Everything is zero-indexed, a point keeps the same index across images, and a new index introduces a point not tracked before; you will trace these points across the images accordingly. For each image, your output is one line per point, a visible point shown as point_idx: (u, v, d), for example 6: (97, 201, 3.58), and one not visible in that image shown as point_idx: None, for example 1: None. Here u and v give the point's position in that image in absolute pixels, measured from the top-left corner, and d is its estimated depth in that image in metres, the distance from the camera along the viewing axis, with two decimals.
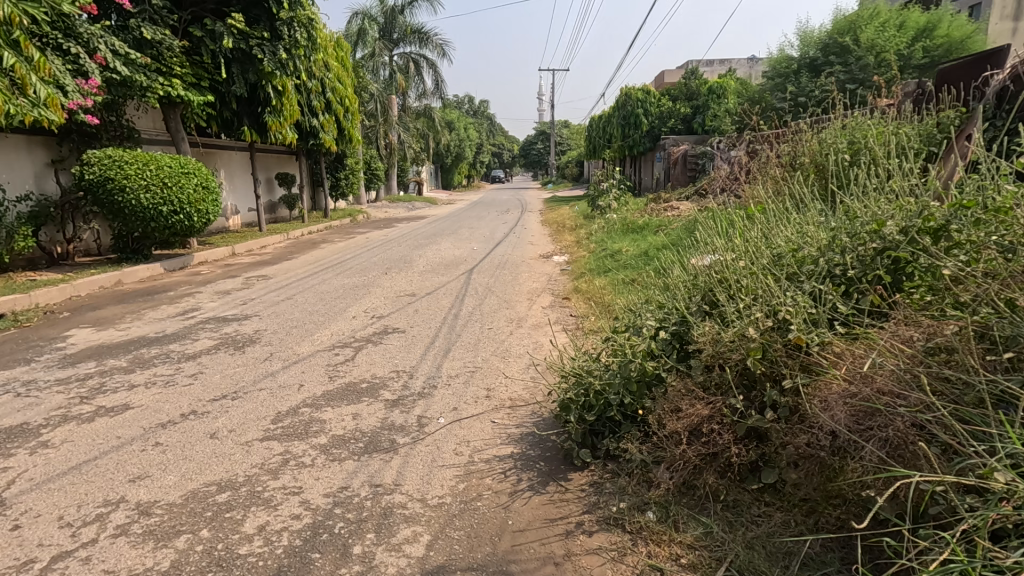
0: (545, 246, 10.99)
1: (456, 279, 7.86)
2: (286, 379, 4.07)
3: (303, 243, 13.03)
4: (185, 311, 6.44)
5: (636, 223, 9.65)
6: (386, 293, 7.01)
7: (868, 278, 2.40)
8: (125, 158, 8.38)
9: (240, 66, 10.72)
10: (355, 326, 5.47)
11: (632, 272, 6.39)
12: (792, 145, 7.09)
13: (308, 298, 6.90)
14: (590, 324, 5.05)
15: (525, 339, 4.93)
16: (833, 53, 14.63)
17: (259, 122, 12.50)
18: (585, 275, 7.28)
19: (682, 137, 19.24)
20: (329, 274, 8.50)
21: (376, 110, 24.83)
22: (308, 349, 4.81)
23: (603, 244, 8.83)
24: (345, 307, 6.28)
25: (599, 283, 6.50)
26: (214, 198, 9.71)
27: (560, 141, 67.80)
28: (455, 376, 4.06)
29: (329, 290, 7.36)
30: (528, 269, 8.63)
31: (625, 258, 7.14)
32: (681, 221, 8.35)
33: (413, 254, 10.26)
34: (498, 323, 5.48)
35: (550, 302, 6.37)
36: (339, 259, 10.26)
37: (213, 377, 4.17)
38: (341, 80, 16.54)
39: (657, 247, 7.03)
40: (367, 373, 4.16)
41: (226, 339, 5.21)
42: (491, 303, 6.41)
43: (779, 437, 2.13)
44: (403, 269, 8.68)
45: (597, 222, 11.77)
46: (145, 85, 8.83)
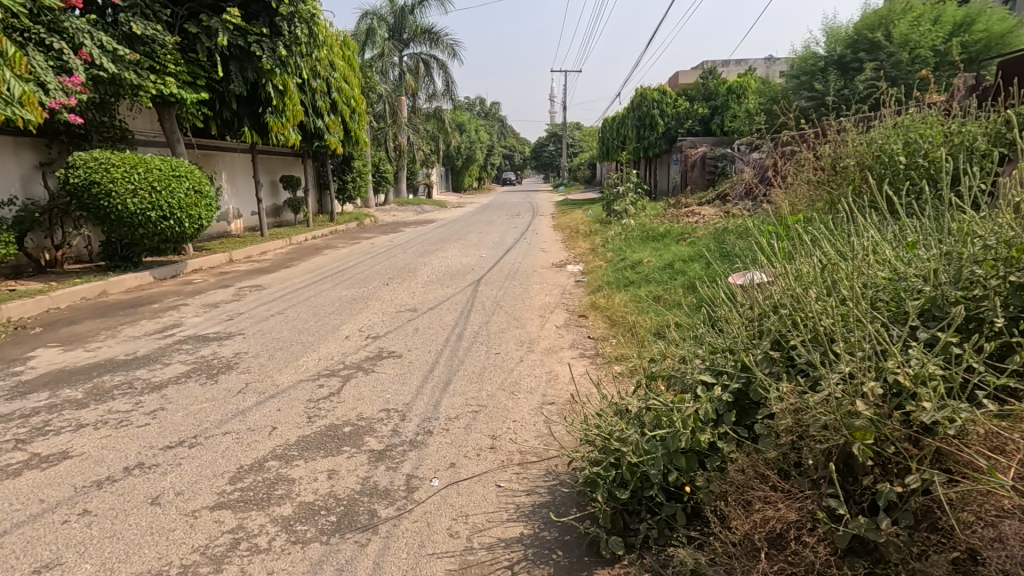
0: (557, 254, 10.35)
1: (461, 291, 7.25)
2: (258, 419, 3.48)
3: (306, 249, 12.53)
4: (166, 328, 5.89)
5: (656, 230, 8.97)
6: (386, 308, 6.41)
7: (1009, 325, 1.75)
8: (111, 161, 7.90)
9: (238, 63, 10.28)
10: (347, 350, 4.88)
11: (656, 288, 5.75)
12: (833, 146, 6.40)
13: (300, 313, 6.32)
14: (614, 352, 4.43)
15: (538, 368, 4.32)
16: (862, 50, 13.85)
17: (260, 123, 12.07)
18: (603, 289, 6.64)
19: (701, 139, 18.49)
20: (327, 285, 7.94)
21: (384, 111, 24.36)
22: (290, 378, 4.21)
23: (621, 254, 8.17)
24: (338, 325, 5.69)
25: (620, 300, 5.87)
26: (209, 202, 9.18)
27: (572, 144, 67.24)
28: (456, 417, 3.44)
29: (324, 304, 6.77)
30: (540, 280, 7.99)
31: (648, 271, 6.50)
32: (708, 229, 7.68)
33: (417, 263, 9.69)
34: (508, 346, 4.87)
35: (566, 320, 5.75)
36: (340, 267, 9.71)
37: (174, 415, 3.58)
38: (348, 80, 16.09)
39: (684, 260, 6.38)
40: (352, 412, 3.56)
41: (202, 363, 4.64)
42: (500, 320, 5.79)
43: (902, 559, 1.51)
44: (407, 280, 8.09)
45: (613, 228, 11.11)
46: (135, 83, 8.33)
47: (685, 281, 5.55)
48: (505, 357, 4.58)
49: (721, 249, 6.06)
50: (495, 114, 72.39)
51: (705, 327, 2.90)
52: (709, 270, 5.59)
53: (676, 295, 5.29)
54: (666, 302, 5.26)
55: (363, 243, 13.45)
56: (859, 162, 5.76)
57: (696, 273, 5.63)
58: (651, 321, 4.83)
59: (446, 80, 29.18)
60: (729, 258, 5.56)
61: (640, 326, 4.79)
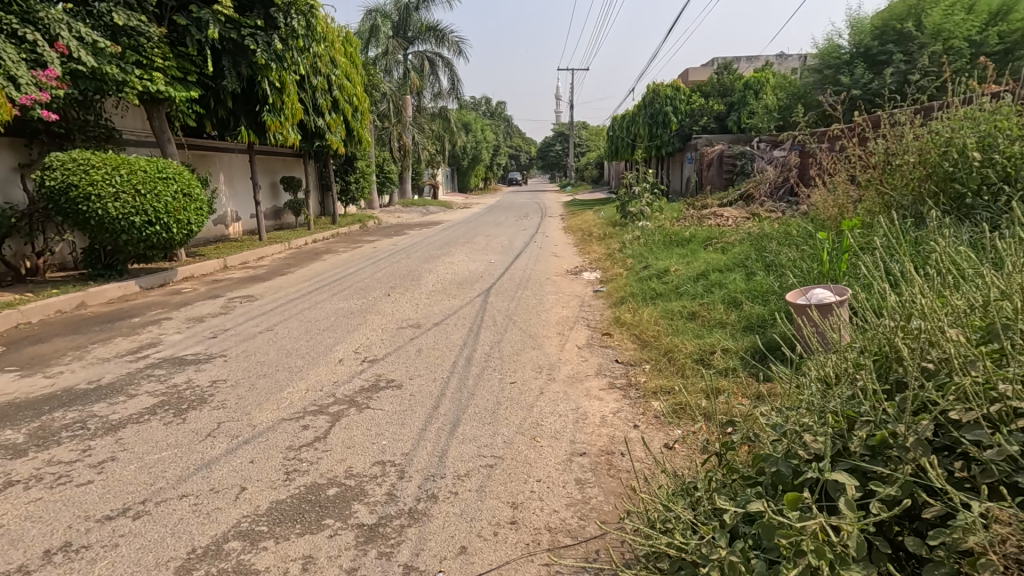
0: (571, 260, 9.67)
1: (469, 303, 6.62)
2: (225, 476, 2.84)
3: (305, 253, 11.93)
4: (140, 348, 5.26)
5: (679, 235, 8.28)
6: (386, 324, 5.77)
7: None
8: (92, 161, 7.31)
9: (231, 58, 9.70)
10: (340, 378, 4.23)
11: (691, 303, 5.07)
12: (885, 141, 5.68)
13: (292, 330, 5.69)
14: (652, 385, 3.77)
15: (563, 402, 3.67)
16: (892, 41, 13.07)
17: (257, 122, 11.51)
18: (627, 302, 5.97)
19: (717, 136, 17.72)
20: (323, 296, 7.33)
21: (388, 111, 23.77)
22: (270, 417, 3.57)
23: (644, 261, 7.49)
24: (333, 346, 5.05)
25: (650, 316, 5.20)
26: (199, 205, 8.57)
27: (579, 143, 66.45)
28: (468, 476, 2.80)
29: (318, 319, 6.13)
30: (556, 290, 7.32)
31: (678, 283, 5.82)
32: (741, 235, 6.98)
33: (422, 269, 9.09)
34: (526, 373, 4.21)
35: (589, 339, 5.08)
36: (339, 274, 9.10)
37: (125, 469, 2.95)
38: (350, 77, 15.50)
39: (719, 270, 5.70)
40: (340, 467, 2.91)
41: (172, 395, 4.00)
42: (514, 340, 5.13)
43: None
44: (410, 290, 7.47)
45: (629, 231, 10.46)
46: (118, 78, 7.75)
47: (726, 298, 4.88)
48: (522, 387, 3.93)
49: (763, 260, 5.39)
50: (500, 114, 71.74)
51: (792, 380, 2.26)
52: (753, 283, 4.91)
53: (716, 314, 4.62)
54: (705, 323, 4.58)
55: (366, 247, 12.82)
56: (920, 158, 5.00)
57: (736, 288, 4.95)
58: (691, 346, 4.16)
59: (452, 79, 28.58)
60: (776, 272, 4.90)
61: (679, 353, 4.11)
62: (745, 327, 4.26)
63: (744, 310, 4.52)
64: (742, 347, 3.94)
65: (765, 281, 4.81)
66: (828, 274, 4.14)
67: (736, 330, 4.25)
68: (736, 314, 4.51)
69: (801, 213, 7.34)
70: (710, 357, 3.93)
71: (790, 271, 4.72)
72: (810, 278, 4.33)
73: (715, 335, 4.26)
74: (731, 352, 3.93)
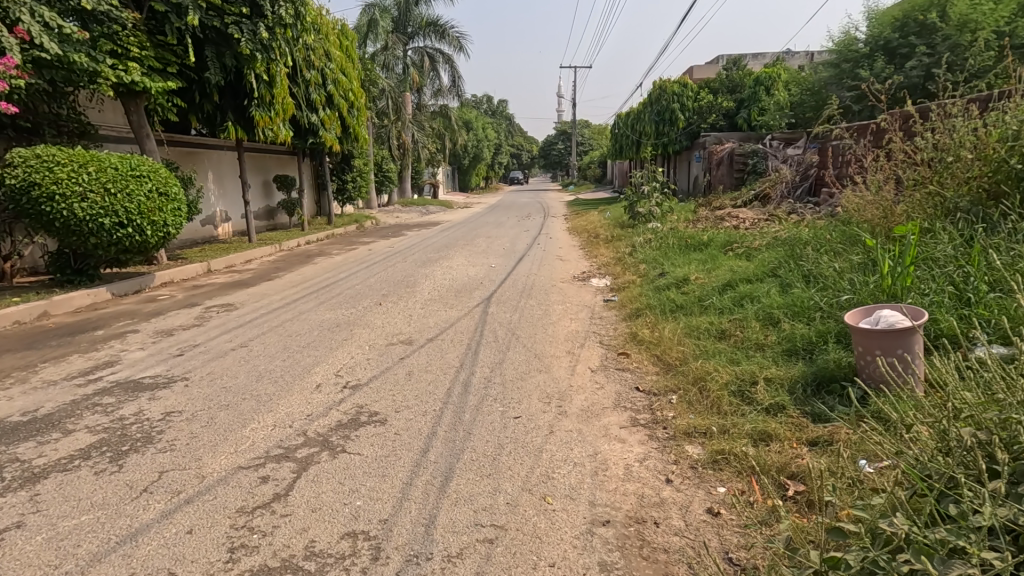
0: (577, 264, 9.06)
1: (468, 314, 6.02)
2: (152, 555, 2.23)
3: (294, 256, 11.31)
4: (95, 368, 4.64)
5: (696, 238, 7.64)
6: (374, 340, 5.17)
7: None
8: (57, 158, 6.71)
9: (215, 48, 9.16)
10: (314, 411, 3.61)
11: (718, 319, 4.44)
12: (935, 135, 5.05)
13: (268, 346, 5.07)
14: (681, 425, 3.15)
15: (577, 445, 3.06)
16: (916, 33, 12.36)
17: (246, 117, 11.00)
18: (644, 315, 5.36)
19: (726, 134, 17.06)
20: (309, 305, 6.71)
21: (387, 109, 23.17)
22: (225, 463, 2.96)
23: (659, 267, 6.86)
24: (312, 368, 4.43)
25: (670, 333, 4.57)
26: (177, 206, 7.94)
27: (582, 142, 65.61)
28: (460, 557, 2.19)
29: (299, 333, 5.51)
30: (562, 299, 6.69)
31: (701, 294, 5.19)
32: (768, 239, 6.34)
33: (418, 274, 8.49)
34: (532, 406, 3.59)
35: (603, 360, 4.46)
36: (329, 280, 8.50)
37: (28, 543, 2.33)
38: (346, 72, 14.90)
39: (748, 280, 5.08)
40: (299, 542, 2.30)
41: (114, 432, 3.38)
42: (517, 361, 4.50)
43: None
44: (404, 298, 6.86)
45: (640, 233, 9.82)
46: (87, 68, 7.15)
47: (759, 313, 4.26)
48: (527, 425, 3.31)
49: (798, 270, 4.76)
50: (502, 113, 71.11)
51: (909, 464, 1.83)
52: (791, 297, 4.29)
53: (750, 334, 3.99)
54: (737, 345, 3.96)
55: (360, 250, 12.21)
56: (979, 154, 4.36)
57: (773, 301, 4.32)
58: (724, 373, 3.53)
59: (452, 77, 27.99)
60: (818, 285, 4.28)
61: (711, 382, 3.48)
62: (786, 351, 3.64)
63: (783, 330, 3.89)
64: (785, 377, 3.32)
65: (806, 295, 4.18)
66: (888, 289, 3.51)
67: (775, 355, 3.63)
68: (774, 335, 3.89)
69: (831, 216, 6.70)
70: (750, 388, 3.31)
71: (836, 285, 4.09)
72: (863, 294, 3.70)
73: (754, 361, 3.63)
74: (773, 382, 3.30)
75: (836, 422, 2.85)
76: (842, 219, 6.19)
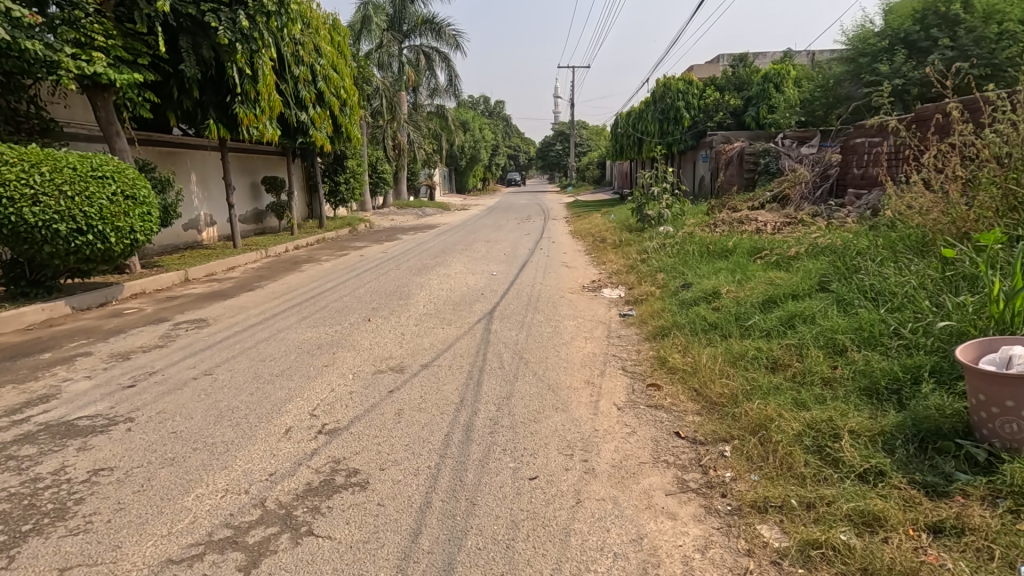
0: (585, 271, 8.38)
1: (469, 332, 5.32)
2: None
3: (280, 263, 10.58)
4: (27, 404, 3.90)
5: (719, 244, 6.94)
6: (360, 366, 4.46)
7: None
8: (5, 155, 5.97)
9: (190, 37, 8.47)
10: (278, 469, 2.88)
11: (768, 344, 3.75)
12: (1008, 127, 4.35)
13: (237, 374, 4.34)
14: (748, 494, 2.45)
15: (616, 526, 2.34)
16: (938, 26, 11.41)
17: (228, 115, 10.27)
18: (671, 336, 4.67)
19: (734, 132, 16.30)
20: (290, 321, 6.00)
21: (381, 108, 22.46)
22: (150, 554, 2.24)
23: (680, 277, 6.18)
24: (284, 405, 3.71)
25: (709, 360, 3.88)
26: (146, 210, 7.19)
27: (580, 143, 64.93)
28: None
29: (275, 357, 4.79)
30: (572, 313, 5.97)
31: (738, 311, 4.48)
32: (806, 246, 5.64)
33: (412, 284, 7.79)
34: (551, 461, 2.88)
35: (631, 394, 3.75)
36: (316, 290, 7.78)
37: None
38: (337, 68, 14.15)
39: (793, 295, 4.39)
40: None
41: (20, 501, 2.65)
42: (528, 395, 3.80)
43: None
44: (397, 313, 6.14)
45: (651, 237, 9.14)
46: (42, 56, 6.41)
47: (819, 337, 3.57)
48: (547, 492, 2.60)
49: (856, 285, 4.07)
50: (500, 114, 70.57)
51: None
52: (856, 318, 3.60)
53: (813, 365, 3.30)
54: (797, 381, 3.26)
55: (351, 255, 11.51)
56: None
57: (834, 324, 3.62)
58: (792, 421, 2.82)
59: (449, 75, 27.29)
60: (888, 306, 3.59)
61: (776, 433, 2.78)
62: (864, 392, 2.95)
63: (855, 363, 3.19)
64: (875, 428, 2.61)
65: (876, 318, 3.48)
66: (998, 316, 2.79)
67: (851, 396, 2.94)
68: (845, 368, 3.19)
69: (875, 221, 5.96)
70: (831, 444, 2.60)
71: (915, 307, 3.40)
72: (959, 319, 2.99)
73: (826, 404, 2.93)
74: (861, 435, 2.60)
75: (962, 499, 2.15)
76: (891, 226, 5.46)
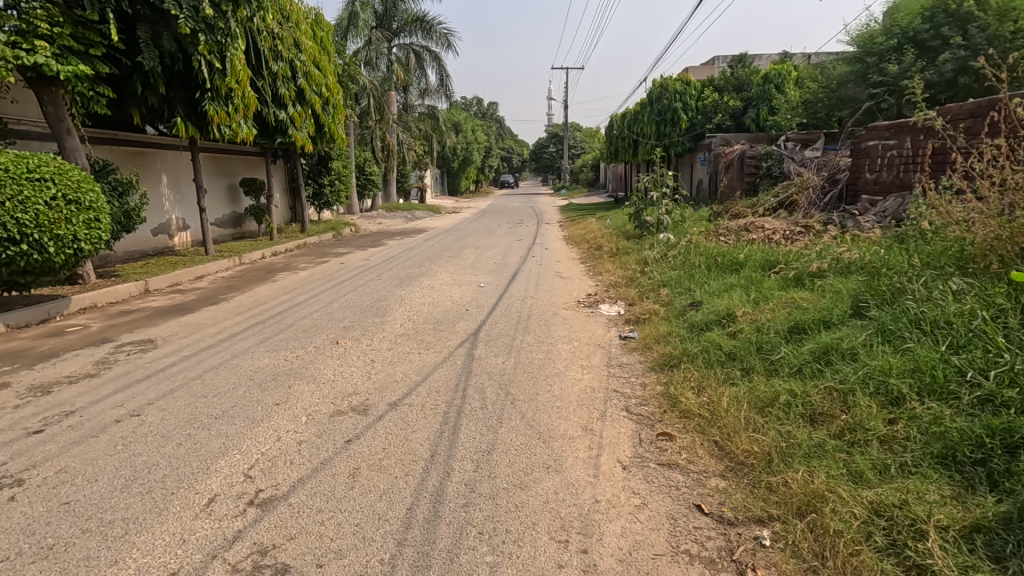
0: (581, 283, 7.74)
1: (449, 359, 4.66)
2: None
3: (253, 271, 9.87)
4: None
5: (728, 256, 6.31)
6: (315, 406, 3.77)
7: None
8: None
9: (149, 27, 7.81)
10: (182, 566, 2.20)
11: (802, 385, 3.12)
12: None
13: (168, 416, 3.64)
14: None
15: None
16: (949, 24, 10.81)
17: (198, 113, 9.57)
18: (681, 367, 4.02)
19: (733, 134, 15.74)
20: (250, 343, 5.31)
21: (369, 108, 21.77)
22: None
23: (687, 294, 5.56)
24: (212, 462, 3.02)
25: (730, 404, 3.24)
26: (93, 216, 6.47)
27: (574, 146, 64.35)
28: None
29: (221, 391, 4.10)
30: (567, 334, 5.31)
31: (761, 339, 3.84)
32: (829, 260, 5.02)
33: (391, 297, 7.12)
34: (540, 554, 2.23)
35: (638, 447, 3.10)
36: (285, 304, 7.09)
37: None
38: (320, 65, 13.45)
39: (824, 322, 3.77)
40: None
41: None
42: (515, 447, 3.14)
43: None
44: (369, 334, 5.46)
45: (651, 246, 8.53)
46: None
47: (867, 381, 2.94)
48: None
49: (901, 312, 3.45)
50: (494, 116, 70.04)
51: None
52: (912, 357, 2.97)
53: (865, 419, 2.67)
54: (846, 439, 2.63)
55: (331, 262, 10.79)
56: None
57: (883, 363, 2.98)
58: (851, 502, 2.18)
59: (441, 76, 26.64)
60: (949, 342, 2.97)
61: (832, 519, 2.14)
62: (938, 462, 2.32)
63: (920, 418, 2.56)
64: (967, 520, 1.98)
65: (938, 357, 2.85)
66: None
67: (923, 468, 2.31)
68: (906, 426, 2.56)
69: (903, 233, 5.33)
70: (913, 543, 1.96)
71: (986, 345, 2.77)
72: None
73: (891, 477, 2.31)
74: (949, 530, 1.97)
75: None
76: (925, 240, 4.83)
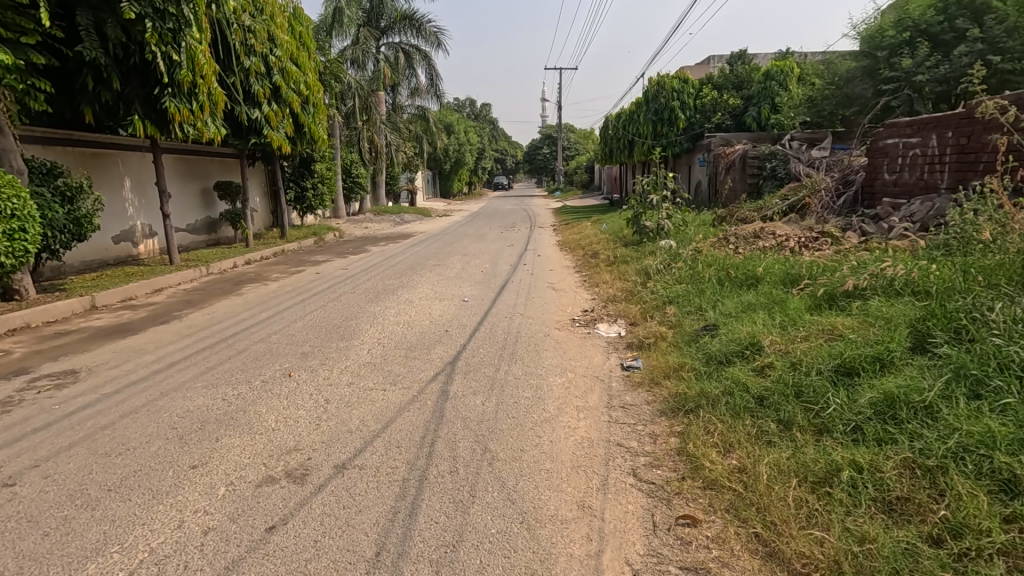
0: (576, 296, 7.00)
1: (417, 399, 3.87)
2: None
3: (219, 283, 9.07)
4: None
5: (742, 268, 5.58)
6: (240, 470, 2.97)
7: None
8: None
9: (91, 13, 7.07)
10: None
11: (868, 455, 2.37)
12: None
13: (49, 488, 2.84)
14: None
15: None
16: (962, 16, 10.12)
17: (158, 111, 8.75)
18: (700, 413, 3.24)
19: (735, 134, 15.07)
20: (187, 376, 4.51)
21: (353, 109, 20.65)
22: None
23: (698, 315, 4.81)
24: (77, 569, 2.23)
25: (772, 476, 2.47)
26: (18, 226, 5.64)
27: (569, 147, 63.63)
28: None
29: (133, 445, 3.31)
30: (560, 363, 4.54)
31: (800, 381, 3.08)
32: (866, 276, 4.25)
33: (363, 315, 6.34)
34: None
35: (653, 538, 2.33)
36: (244, 323, 6.30)
37: None
38: (297, 61, 12.63)
39: (879, 360, 3.03)
40: None
41: None
42: (489, 538, 2.36)
43: None
44: (330, 363, 4.68)
45: (652, 254, 7.79)
46: None
47: (960, 454, 2.20)
48: None
49: (983, 351, 2.70)
50: (488, 117, 69.34)
51: None
52: (1018, 421, 2.23)
53: (974, 518, 1.92)
54: (951, 550, 1.89)
55: (307, 272, 10.00)
56: None
57: (980, 429, 2.24)
58: None
59: (432, 76, 25.90)
60: None
61: None
62: None
63: None
64: None
65: None
66: None
67: None
68: None
69: (945, 243, 4.60)
70: None
71: None
72: None
73: None
74: None
75: None
76: (977, 253, 4.09)
